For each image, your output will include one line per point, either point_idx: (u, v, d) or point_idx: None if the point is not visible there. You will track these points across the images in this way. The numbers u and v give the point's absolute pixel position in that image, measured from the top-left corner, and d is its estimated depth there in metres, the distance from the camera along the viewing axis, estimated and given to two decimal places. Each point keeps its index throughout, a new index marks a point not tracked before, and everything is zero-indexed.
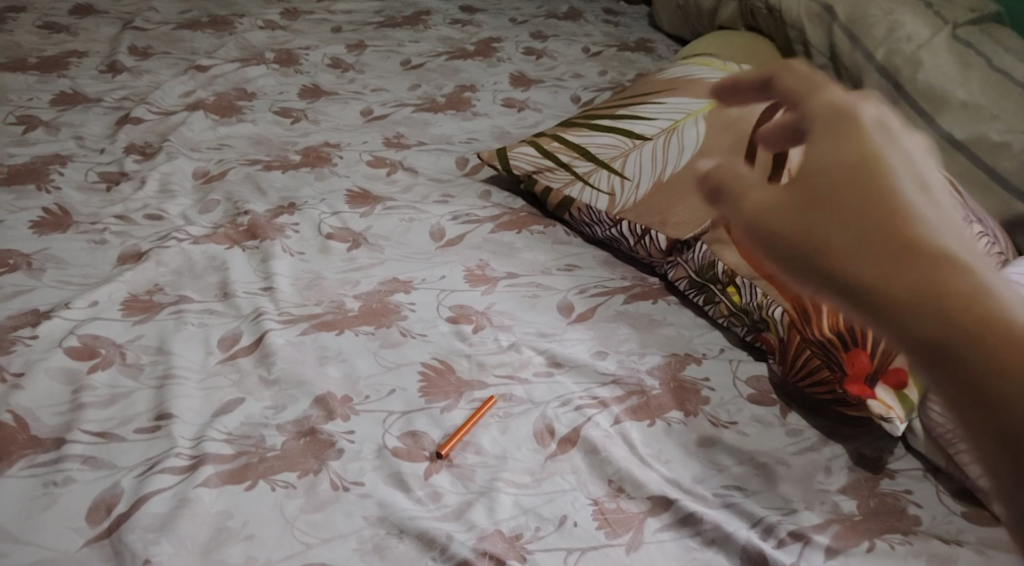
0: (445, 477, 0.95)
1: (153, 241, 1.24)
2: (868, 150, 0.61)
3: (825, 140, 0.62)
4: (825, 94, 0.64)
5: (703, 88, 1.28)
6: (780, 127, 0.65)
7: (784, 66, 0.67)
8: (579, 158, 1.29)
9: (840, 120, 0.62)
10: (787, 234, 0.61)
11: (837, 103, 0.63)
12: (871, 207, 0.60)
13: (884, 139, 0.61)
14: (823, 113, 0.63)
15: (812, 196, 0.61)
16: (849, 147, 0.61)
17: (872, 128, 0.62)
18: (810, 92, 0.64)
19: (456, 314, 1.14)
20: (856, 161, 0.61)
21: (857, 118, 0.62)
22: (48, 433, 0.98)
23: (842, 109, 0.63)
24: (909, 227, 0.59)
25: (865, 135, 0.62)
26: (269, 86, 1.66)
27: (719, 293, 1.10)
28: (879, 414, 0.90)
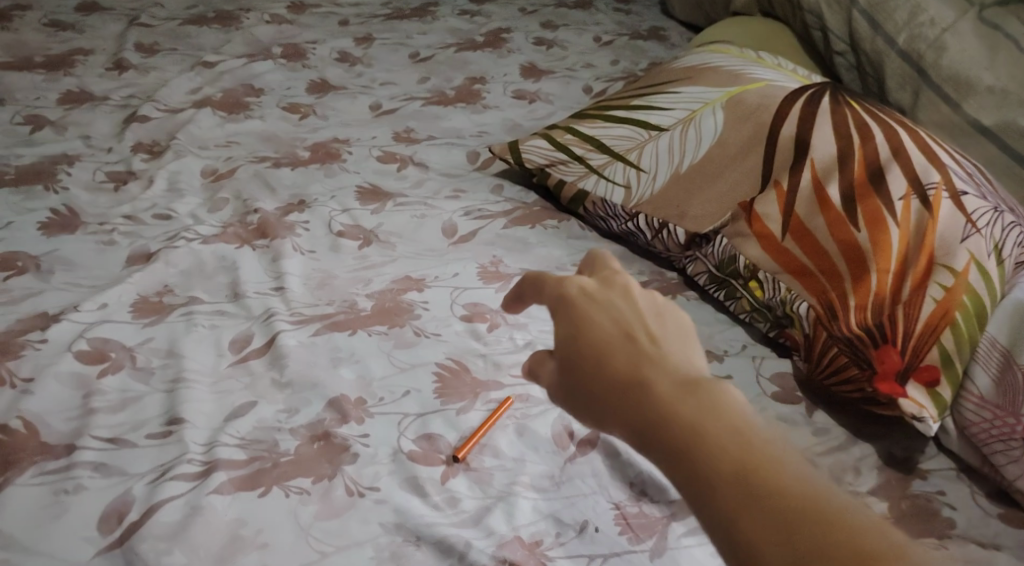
0: (462, 481, 0.94)
1: (162, 241, 1.22)
2: (632, 376, 0.74)
3: (593, 354, 0.76)
4: (580, 307, 0.79)
5: (720, 77, 1.25)
6: (565, 361, 0.78)
7: (565, 301, 0.80)
8: (594, 151, 1.26)
9: (589, 325, 0.78)
10: (581, 410, 0.76)
11: (589, 333, 0.78)
12: (629, 391, 0.73)
13: (634, 348, 0.75)
14: (570, 314, 0.79)
15: (587, 392, 0.75)
16: (609, 364, 0.75)
17: (624, 334, 0.76)
18: (573, 315, 0.79)
19: (471, 313, 1.12)
20: (625, 388, 0.73)
21: (590, 309, 0.79)
22: (58, 440, 0.96)
23: (582, 308, 0.79)
24: (683, 422, 0.70)
25: (605, 334, 0.77)
26: (276, 81, 1.63)
27: (741, 288, 1.08)
28: (910, 412, 0.90)
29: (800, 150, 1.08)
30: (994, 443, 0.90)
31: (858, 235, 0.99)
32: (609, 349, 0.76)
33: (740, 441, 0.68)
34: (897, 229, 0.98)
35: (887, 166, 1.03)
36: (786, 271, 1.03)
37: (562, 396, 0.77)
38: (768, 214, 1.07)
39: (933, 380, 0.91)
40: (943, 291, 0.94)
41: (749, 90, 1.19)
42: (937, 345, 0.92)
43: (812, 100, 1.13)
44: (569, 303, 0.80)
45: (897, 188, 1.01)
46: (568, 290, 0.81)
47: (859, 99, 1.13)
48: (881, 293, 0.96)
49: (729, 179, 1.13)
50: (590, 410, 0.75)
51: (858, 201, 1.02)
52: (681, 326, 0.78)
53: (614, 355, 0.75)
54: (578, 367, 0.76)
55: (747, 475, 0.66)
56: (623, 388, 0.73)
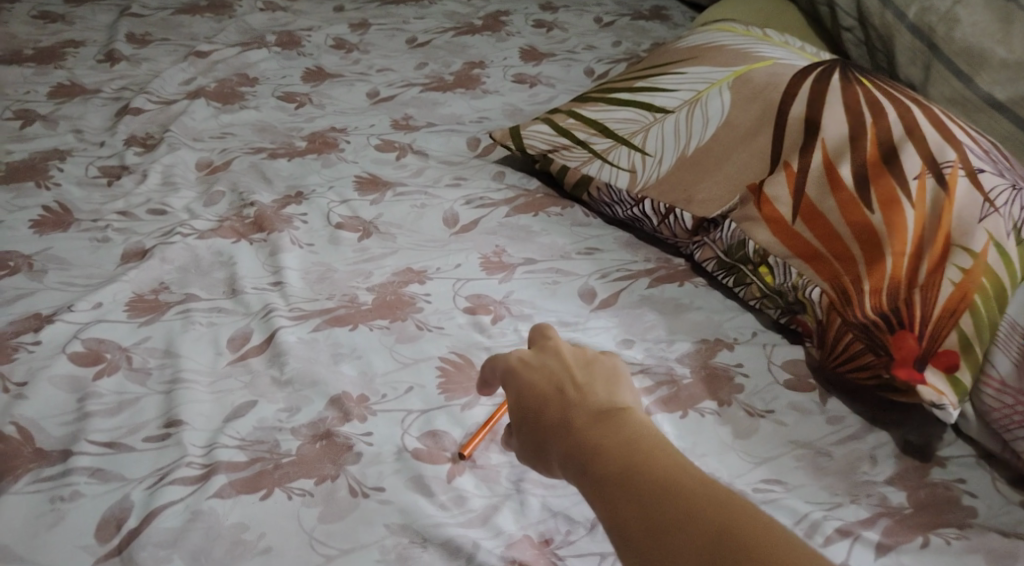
0: (469, 479, 0.92)
1: (157, 237, 1.19)
2: (570, 435, 0.78)
3: (532, 416, 0.81)
4: (515, 374, 0.84)
5: (726, 56, 1.22)
6: (515, 425, 0.83)
7: (505, 363, 0.85)
8: (597, 135, 1.23)
9: (527, 388, 0.82)
10: (539, 466, 0.81)
11: (528, 397, 0.82)
12: (569, 447, 0.78)
13: (567, 407, 0.80)
14: (508, 379, 0.84)
15: (538, 453, 0.80)
16: (551, 427, 0.79)
17: (559, 395, 0.81)
18: (509, 379, 0.84)
19: (474, 304, 1.09)
20: (564, 446, 0.78)
21: (526, 371, 0.83)
22: (54, 445, 0.94)
23: (518, 371, 0.84)
24: (619, 474, 0.74)
25: (540, 394, 0.81)
26: (271, 70, 1.60)
27: (750, 274, 1.05)
28: (930, 400, 0.87)
29: (810, 130, 1.06)
30: (1015, 430, 0.87)
31: (872, 216, 0.97)
32: (543, 408, 0.81)
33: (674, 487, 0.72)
34: (913, 210, 0.95)
35: (900, 145, 1.00)
36: (797, 255, 1.00)
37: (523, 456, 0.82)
38: (778, 197, 1.03)
39: (953, 365, 0.88)
40: (961, 273, 0.91)
41: (757, 69, 1.16)
42: (956, 329, 0.89)
43: (823, 78, 1.10)
44: (508, 369, 0.85)
45: (912, 167, 0.98)
46: (507, 358, 0.86)
47: (870, 76, 1.10)
48: (897, 277, 0.93)
49: (737, 161, 1.10)
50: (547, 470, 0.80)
51: (872, 182, 0.99)
52: (610, 369, 0.83)
53: (551, 415, 0.80)
54: (525, 432, 0.81)
55: (684, 516, 0.70)
56: (562, 447, 0.78)
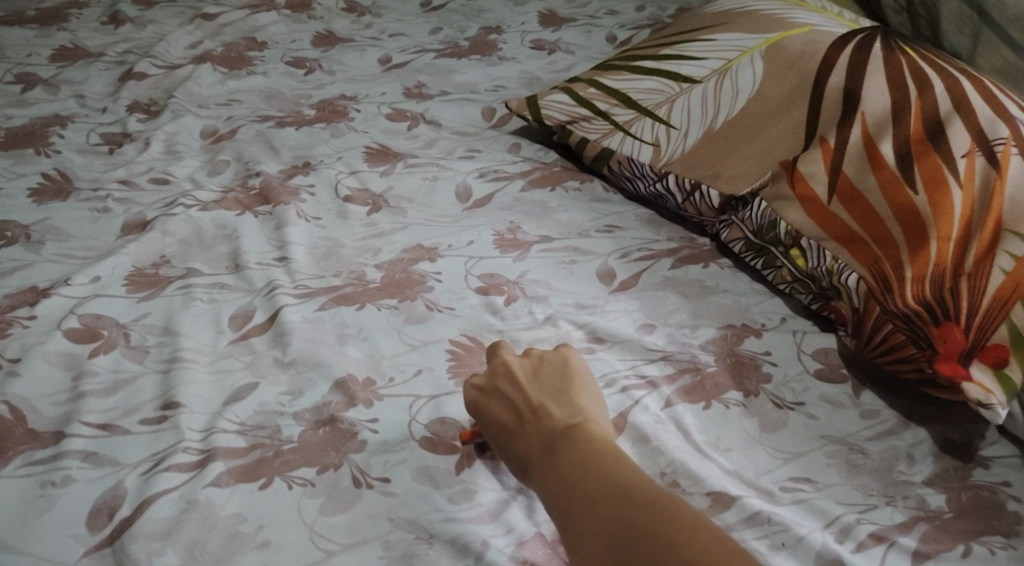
0: (479, 471, 0.87)
1: (159, 207, 1.14)
2: (525, 457, 0.81)
3: (496, 440, 0.84)
4: (478, 401, 0.87)
5: (758, 21, 1.15)
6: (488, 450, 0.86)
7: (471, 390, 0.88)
8: (619, 105, 1.18)
9: (488, 414, 0.85)
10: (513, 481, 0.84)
11: (490, 423, 0.85)
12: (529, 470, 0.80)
13: (524, 428, 0.82)
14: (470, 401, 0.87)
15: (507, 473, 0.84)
16: (512, 451, 0.82)
17: (516, 419, 0.83)
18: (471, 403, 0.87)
19: (487, 284, 1.04)
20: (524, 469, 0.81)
21: (488, 398, 0.86)
22: (46, 426, 0.90)
23: (477, 394, 0.87)
24: (564, 487, 0.76)
25: (500, 419, 0.84)
26: (280, 34, 1.54)
27: (781, 257, 0.99)
28: (976, 399, 0.81)
29: (849, 102, 0.99)
30: None
31: (915, 198, 0.90)
32: (504, 431, 0.84)
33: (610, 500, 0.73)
34: (960, 191, 0.89)
35: (948, 121, 0.93)
36: (833, 237, 0.94)
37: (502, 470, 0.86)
38: (813, 173, 0.97)
39: (1002, 360, 0.82)
40: (1013, 261, 0.84)
41: (792, 35, 1.10)
42: (1006, 322, 0.82)
43: (863, 47, 1.03)
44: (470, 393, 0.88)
45: (960, 144, 0.91)
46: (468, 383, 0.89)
47: (914, 45, 1.03)
48: (942, 263, 0.87)
49: (769, 135, 1.04)
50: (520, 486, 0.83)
51: (916, 160, 0.92)
52: (562, 380, 0.86)
53: (511, 437, 0.83)
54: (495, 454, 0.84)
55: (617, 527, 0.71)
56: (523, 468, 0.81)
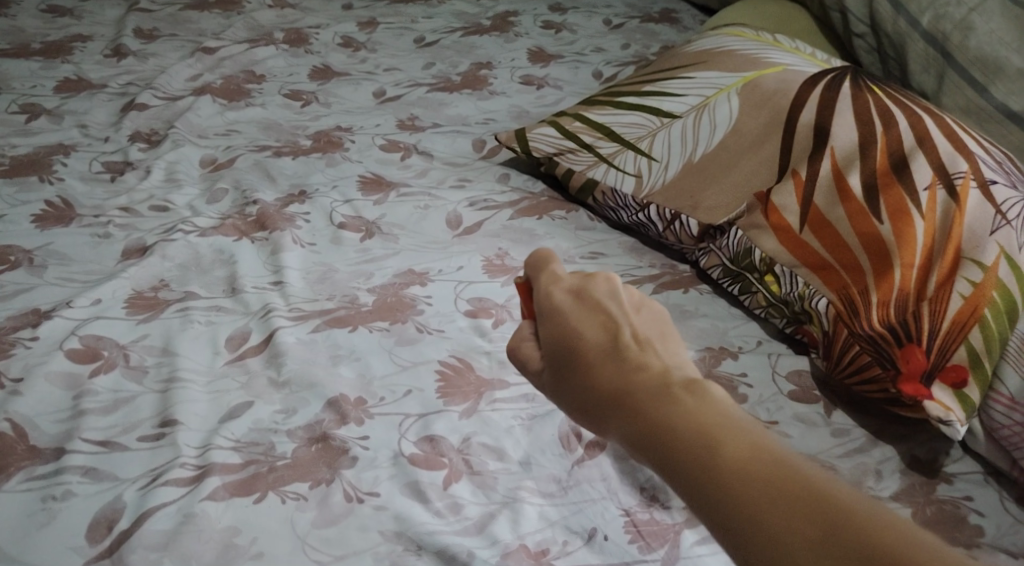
0: (466, 486, 0.90)
1: (159, 233, 1.18)
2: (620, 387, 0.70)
3: (577, 362, 0.73)
4: (563, 320, 0.75)
5: (735, 60, 1.21)
6: (551, 372, 0.75)
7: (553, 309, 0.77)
8: (603, 138, 1.22)
9: (576, 335, 0.74)
10: (575, 411, 0.73)
11: (577, 339, 0.74)
12: (619, 399, 0.69)
13: (619, 353, 0.72)
14: (548, 313, 0.77)
15: (573, 402, 0.73)
16: (600, 374, 0.71)
17: (611, 340, 0.73)
18: (551, 316, 0.76)
19: (475, 308, 1.08)
20: (612, 399, 0.70)
21: (576, 318, 0.75)
22: (47, 442, 0.92)
23: (564, 308, 0.76)
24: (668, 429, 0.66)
25: (589, 338, 0.73)
26: (278, 67, 1.59)
27: (756, 283, 1.04)
28: (936, 415, 0.85)
29: (819, 138, 1.04)
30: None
31: (880, 227, 0.95)
32: (591, 350, 0.73)
33: (742, 446, 0.63)
34: (922, 221, 0.94)
35: (911, 155, 0.99)
36: (804, 264, 0.99)
37: (554, 399, 0.75)
38: (786, 205, 1.02)
39: (960, 381, 0.87)
40: (971, 286, 0.89)
41: (767, 74, 1.15)
42: (965, 344, 0.88)
43: (834, 85, 1.08)
44: (553, 304, 0.77)
45: (922, 178, 0.97)
46: (550, 293, 0.78)
47: (882, 84, 1.09)
48: (905, 289, 0.92)
49: (744, 168, 1.09)
50: (585, 420, 0.72)
51: (881, 192, 0.98)
52: (662, 325, 0.75)
53: (600, 364, 0.72)
54: (568, 375, 0.73)
55: (753, 475, 0.62)
56: (610, 397, 0.70)
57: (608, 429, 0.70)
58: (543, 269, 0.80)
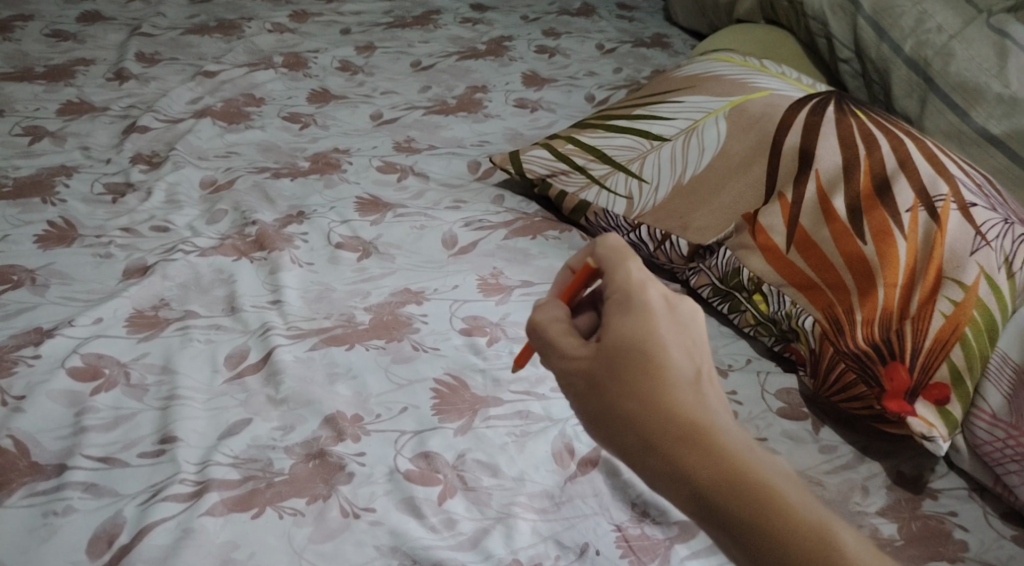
0: (460, 502, 0.92)
1: (160, 253, 1.20)
2: (700, 428, 0.70)
3: (654, 375, 0.72)
4: (652, 326, 0.73)
5: (724, 85, 1.24)
6: (605, 367, 0.73)
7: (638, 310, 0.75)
8: (595, 161, 1.25)
9: (660, 349, 0.73)
10: (617, 419, 0.72)
11: (660, 352, 0.72)
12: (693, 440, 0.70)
13: (702, 392, 0.72)
14: (629, 308, 0.75)
15: (621, 411, 0.72)
16: (676, 404, 0.71)
17: (694, 374, 0.73)
18: (633, 314, 0.74)
19: (470, 326, 1.11)
20: (686, 437, 0.70)
21: (663, 330, 0.74)
22: (48, 459, 0.94)
23: (653, 311, 0.74)
24: (753, 494, 0.68)
25: (673, 359, 0.72)
26: (277, 91, 1.62)
27: (745, 302, 1.06)
28: (920, 431, 0.89)
29: (804, 161, 1.07)
30: (1007, 462, 0.89)
31: (865, 248, 0.98)
32: (671, 373, 0.72)
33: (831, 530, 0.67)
34: (905, 242, 0.97)
35: (893, 178, 1.02)
36: (791, 284, 1.01)
37: (589, 394, 0.73)
38: (773, 226, 1.04)
39: (943, 398, 0.90)
40: (952, 306, 0.93)
41: (753, 99, 1.18)
42: (947, 361, 0.91)
43: (818, 109, 1.11)
44: (639, 301, 0.75)
45: (904, 200, 1.00)
46: (637, 287, 0.76)
47: (865, 108, 1.11)
48: (889, 308, 0.94)
49: (732, 190, 1.11)
50: (628, 435, 0.71)
51: (865, 214, 1.00)
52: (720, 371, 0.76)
53: (680, 392, 0.71)
54: (628, 381, 0.72)
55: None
56: (682, 432, 0.70)
57: (663, 463, 0.70)
58: (629, 258, 0.78)
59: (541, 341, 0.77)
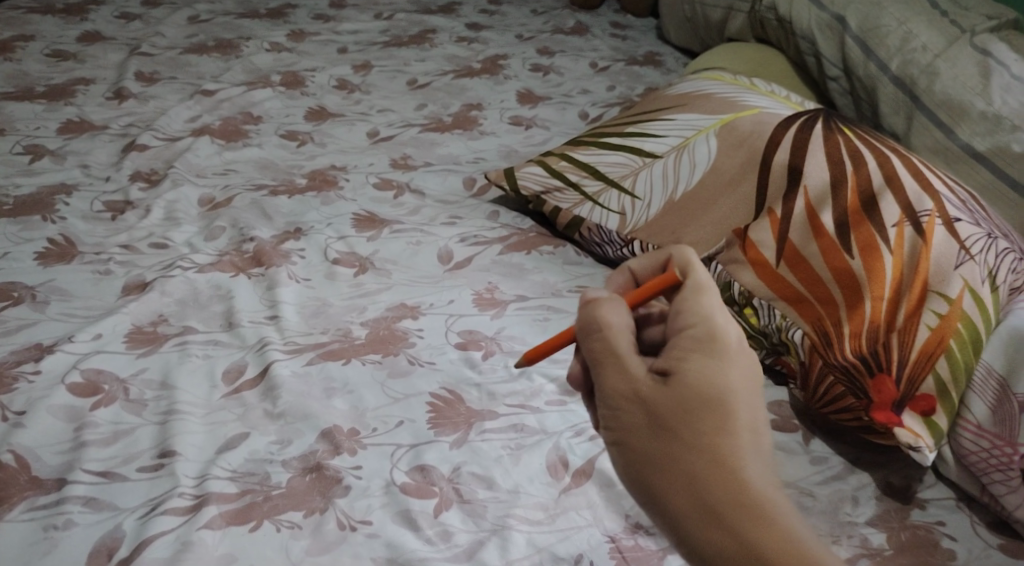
0: (456, 514, 0.93)
1: (159, 270, 1.21)
2: (758, 499, 0.71)
3: (717, 427, 0.72)
4: (723, 371, 0.73)
5: (714, 103, 1.25)
6: (670, 410, 0.73)
7: (712, 350, 0.74)
8: (589, 177, 1.27)
9: (728, 399, 0.73)
10: (669, 464, 0.72)
11: (732, 407, 0.73)
12: (747, 510, 0.70)
13: (764, 460, 0.72)
14: (707, 349, 0.74)
15: (679, 460, 0.72)
16: (738, 469, 0.71)
17: (754, 432, 0.73)
18: (711, 357, 0.74)
19: (466, 340, 1.12)
20: (740, 504, 0.70)
21: (733, 376, 0.74)
22: (49, 474, 0.95)
23: (733, 360, 0.74)
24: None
25: (743, 417, 0.73)
26: (275, 109, 1.64)
27: (736, 315, 1.07)
28: (907, 442, 0.91)
29: (793, 177, 1.09)
30: (992, 473, 0.91)
31: (852, 262, 1.01)
32: (738, 434, 0.72)
33: None
34: (891, 256, 0.99)
35: (880, 193, 1.04)
36: (782, 298, 1.03)
37: (643, 427, 0.73)
38: (763, 241, 1.07)
39: (930, 409, 0.92)
40: (937, 318, 0.95)
41: (743, 117, 1.20)
42: (932, 373, 0.93)
43: (806, 126, 1.13)
44: (720, 344, 0.74)
45: (890, 215, 1.02)
46: (719, 328, 0.75)
47: (852, 125, 1.13)
48: (876, 320, 0.97)
49: (722, 206, 1.13)
50: (678, 485, 0.72)
51: (852, 229, 1.03)
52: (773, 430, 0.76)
53: (739, 452, 0.72)
54: (693, 427, 0.72)
55: None
56: (738, 497, 0.70)
57: (713, 526, 0.70)
58: (713, 293, 0.77)
59: (601, 348, 0.76)
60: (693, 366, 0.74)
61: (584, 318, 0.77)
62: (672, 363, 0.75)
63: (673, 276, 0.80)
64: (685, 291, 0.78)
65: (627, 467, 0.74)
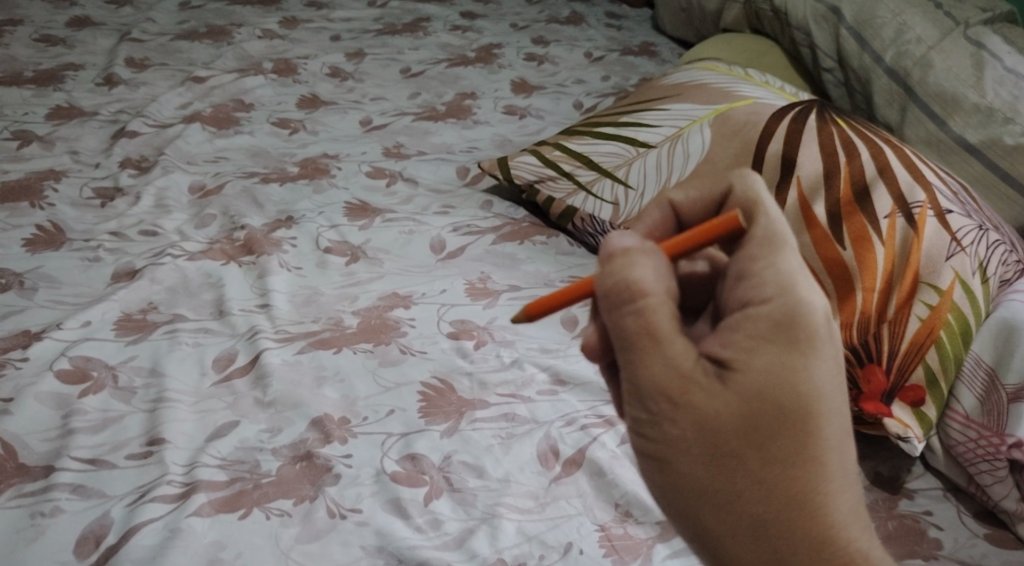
0: (446, 503, 0.93)
1: (148, 257, 1.20)
2: (821, 527, 0.70)
3: (785, 443, 0.69)
4: (800, 371, 0.69)
5: (708, 94, 1.25)
6: (732, 423, 0.69)
7: (790, 345, 0.69)
8: (582, 167, 1.27)
9: (803, 406, 0.69)
10: (721, 484, 0.69)
11: (811, 419, 0.69)
12: (822, 550, 0.70)
13: (845, 484, 0.70)
14: (781, 337, 0.69)
15: (738, 484, 0.69)
16: (805, 489, 0.69)
17: (827, 445, 0.70)
18: (786, 349, 0.69)
19: (458, 329, 1.11)
20: (812, 539, 0.70)
21: (812, 376, 0.69)
22: (36, 461, 0.94)
23: (817, 351, 0.69)
24: None
25: (818, 428, 0.69)
26: (266, 96, 1.63)
27: None
28: (896, 432, 0.93)
29: (784, 169, 1.08)
30: (979, 463, 0.93)
31: (843, 252, 1.01)
32: (817, 454, 0.69)
33: None
34: (883, 247, 1.00)
35: (873, 184, 1.04)
36: None
37: (693, 437, 0.69)
38: None
39: (919, 400, 0.95)
40: (928, 309, 0.96)
41: (737, 107, 1.19)
42: (922, 364, 0.95)
43: (799, 118, 1.12)
44: (800, 329, 0.69)
45: (883, 206, 1.02)
46: (802, 303, 0.69)
47: (846, 117, 1.13)
48: (866, 311, 0.98)
49: None
50: (731, 514, 0.70)
51: (844, 219, 1.03)
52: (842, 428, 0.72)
53: (806, 477, 0.69)
54: (754, 446, 0.69)
55: None
56: (801, 533, 0.70)
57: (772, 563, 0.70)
58: (788, 251, 0.71)
59: (639, 333, 0.69)
60: (764, 366, 0.69)
61: (616, 285, 0.70)
62: (734, 354, 0.69)
63: (736, 219, 0.73)
64: (753, 247, 0.72)
65: (671, 483, 0.71)
